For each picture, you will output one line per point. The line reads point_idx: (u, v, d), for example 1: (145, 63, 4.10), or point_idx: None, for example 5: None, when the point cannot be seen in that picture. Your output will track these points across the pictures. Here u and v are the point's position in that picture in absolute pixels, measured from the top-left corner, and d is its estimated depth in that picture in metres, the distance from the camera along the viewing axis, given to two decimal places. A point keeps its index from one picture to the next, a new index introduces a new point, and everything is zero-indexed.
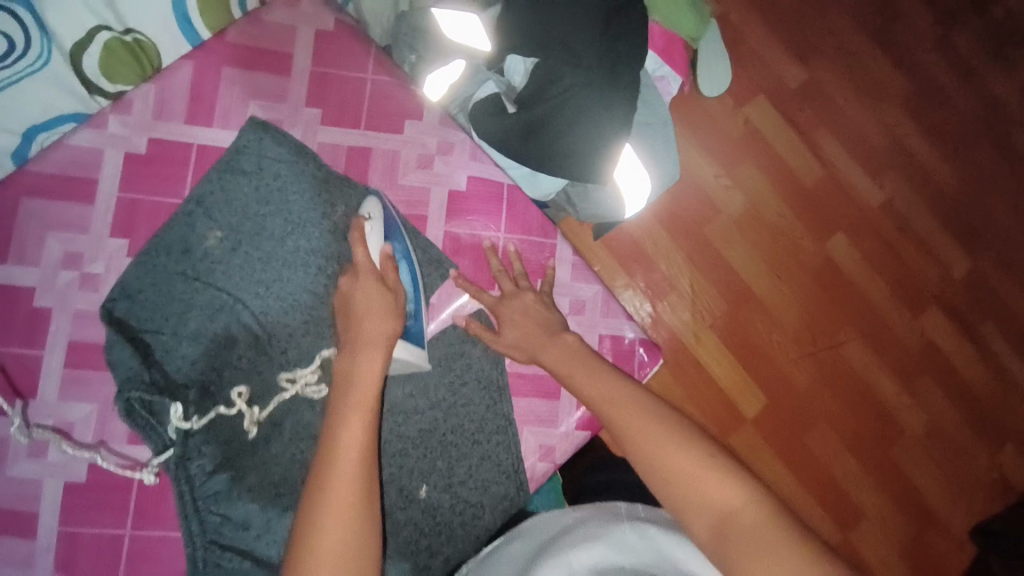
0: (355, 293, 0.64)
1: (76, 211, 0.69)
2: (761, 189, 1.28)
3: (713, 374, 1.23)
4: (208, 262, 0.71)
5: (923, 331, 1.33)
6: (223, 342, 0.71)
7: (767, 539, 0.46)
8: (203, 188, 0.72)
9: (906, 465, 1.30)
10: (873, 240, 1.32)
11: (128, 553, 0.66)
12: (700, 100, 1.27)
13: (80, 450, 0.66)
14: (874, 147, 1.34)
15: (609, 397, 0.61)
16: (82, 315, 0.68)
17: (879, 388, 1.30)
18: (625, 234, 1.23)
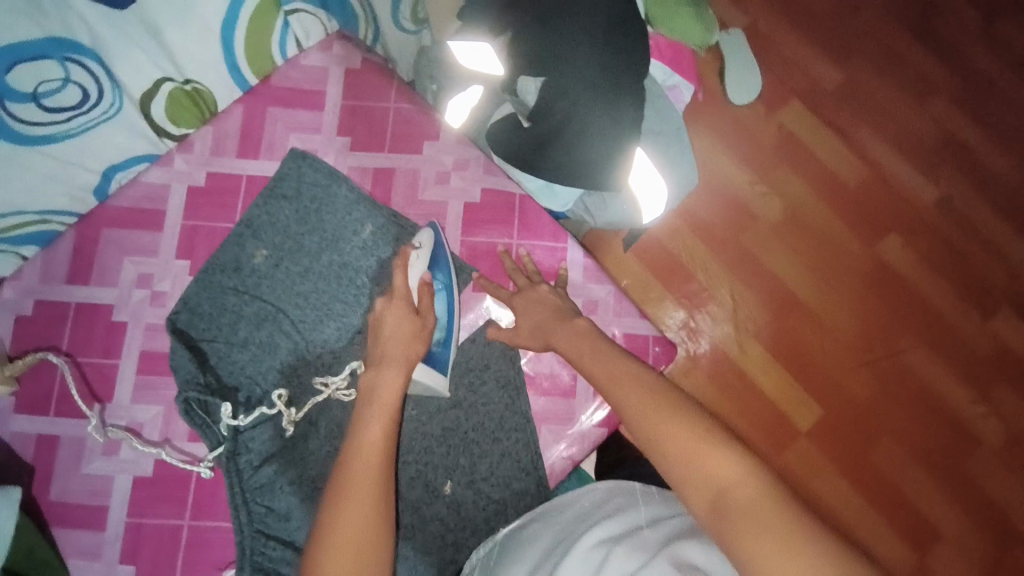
0: (386, 319, 0.69)
1: (147, 238, 0.80)
2: (799, 193, 1.26)
3: (759, 383, 1.19)
4: (255, 277, 0.80)
5: (994, 333, 1.24)
6: (267, 349, 0.78)
7: (763, 511, 0.47)
8: (252, 213, 0.81)
9: (984, 479, 1.19)
10: (928, 239, 1.26)
11: (185, 542, 0.74)
12: (731, 108, 1.27)
13: (150, 445, 0.75)
14: (923, 143, 1.29)
15: (615, 379, 0.63)
16: (151, 328, 0.78)
17: (948, 394, 1.21)
18: (656, 242, 1.23)
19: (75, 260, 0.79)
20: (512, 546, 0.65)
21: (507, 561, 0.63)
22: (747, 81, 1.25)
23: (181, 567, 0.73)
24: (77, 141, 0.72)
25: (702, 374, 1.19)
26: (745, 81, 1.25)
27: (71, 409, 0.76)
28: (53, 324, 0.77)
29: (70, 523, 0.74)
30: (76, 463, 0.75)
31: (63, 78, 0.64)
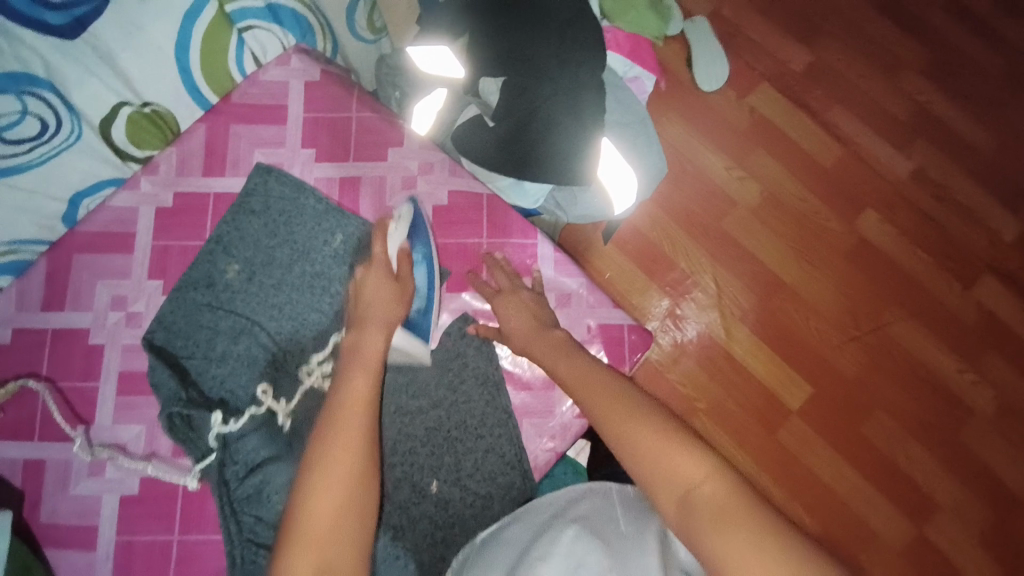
0: (367, 283, 0.71)
1: (119, 261, 0.81)
2: (776, 175, 1.27)
3: (748, 365, 1.20)
4: (230, 292, 0.81)
5: (978, 301, 1.25)
6: (246, 362, 0.79)
7: (727, 507, 0.49)
8: (223, 229, 0.82)
9: (978, 446, 1.20)
10: (907, 212, 1.28)
11: (176, 558, 0.74)
12: (702, 96, 1.29)
13: (136, 461, 0.76)
14: (895, 117, 1.30)
15: (584, 384, 0.65)
16: (129, 348, 0.79)
17: (934, 363, 1.23)
18: (637, 233, 1.25)
19: (48, 288, 0.80)
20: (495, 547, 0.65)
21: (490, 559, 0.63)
22: (715, 70, 1.27)
23: None
24: (38, 171, 0.72)
25: (690, 360, 1.20)
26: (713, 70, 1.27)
27: (54, 433, 0.77)
28: (33, 351, 0.78)
29: (60, 546, 0.75)
30: (63, 486, 0.76)
31: (22, 111, 0.65)
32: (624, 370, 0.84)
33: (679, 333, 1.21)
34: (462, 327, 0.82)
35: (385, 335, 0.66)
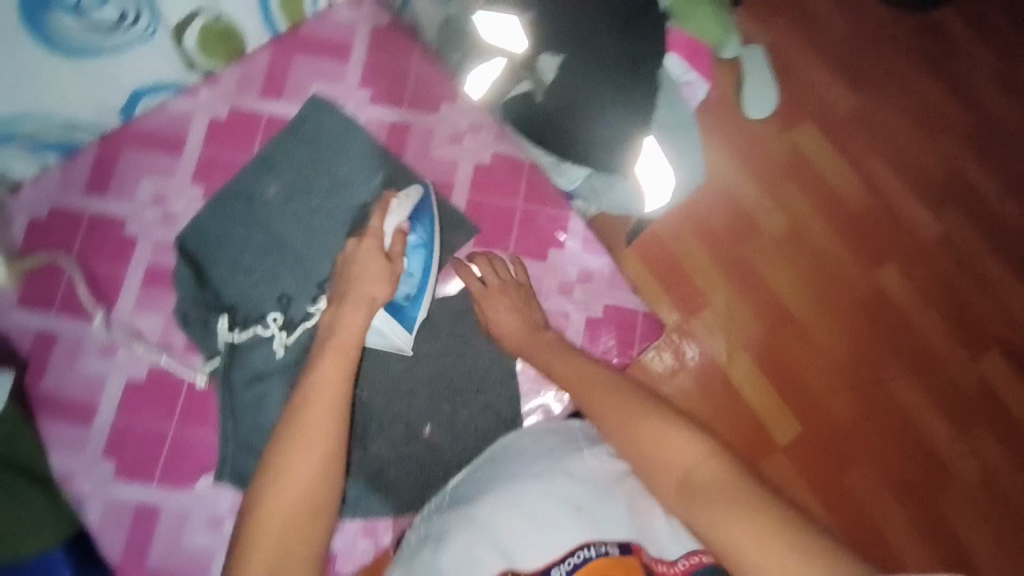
0: (357, 257, 0.69)
1: (166, 160, 0.83)
2: (803, 212, 1.25)
3: (743, 391, 1.15)
4: (265, 208, 0.83)
5: (981, 373, 1.20)
6: (269, 276, 0.81)
7: (726, 486, 0.51)
8: (270, 148, 0.84)
9: (958, 523, 1.12)
10: (926, 271, 1.24)
11: (170, 446, 0.77)
12: (745, 123, 1.27)
13: (154, 349, 0.79)
14: (929, 178, 1.28)
15: (579, 377, 0.67)
16: (159, 245, 0.82)
17: (926, 424, 1.17)
18: (657, 242, 1.21)
19: (93, 172, 0.82)
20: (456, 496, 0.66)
21: (454, 504, 0.64)
22: (761, 95, 1.24)
23: (161, 470, 0.76)
24: (105, 61, 0.73)
25: (688, 376, 1.15)
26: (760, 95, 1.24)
27: (72, 311, 0.79)
28: (65, 231, 0.81)
29: (57, 417, 0.77)
30: (71, 363, 0.78)
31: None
32: (632, 355, 0.85)
33: (680, 353, 1.16)
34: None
35: (365, 314, 0.64)
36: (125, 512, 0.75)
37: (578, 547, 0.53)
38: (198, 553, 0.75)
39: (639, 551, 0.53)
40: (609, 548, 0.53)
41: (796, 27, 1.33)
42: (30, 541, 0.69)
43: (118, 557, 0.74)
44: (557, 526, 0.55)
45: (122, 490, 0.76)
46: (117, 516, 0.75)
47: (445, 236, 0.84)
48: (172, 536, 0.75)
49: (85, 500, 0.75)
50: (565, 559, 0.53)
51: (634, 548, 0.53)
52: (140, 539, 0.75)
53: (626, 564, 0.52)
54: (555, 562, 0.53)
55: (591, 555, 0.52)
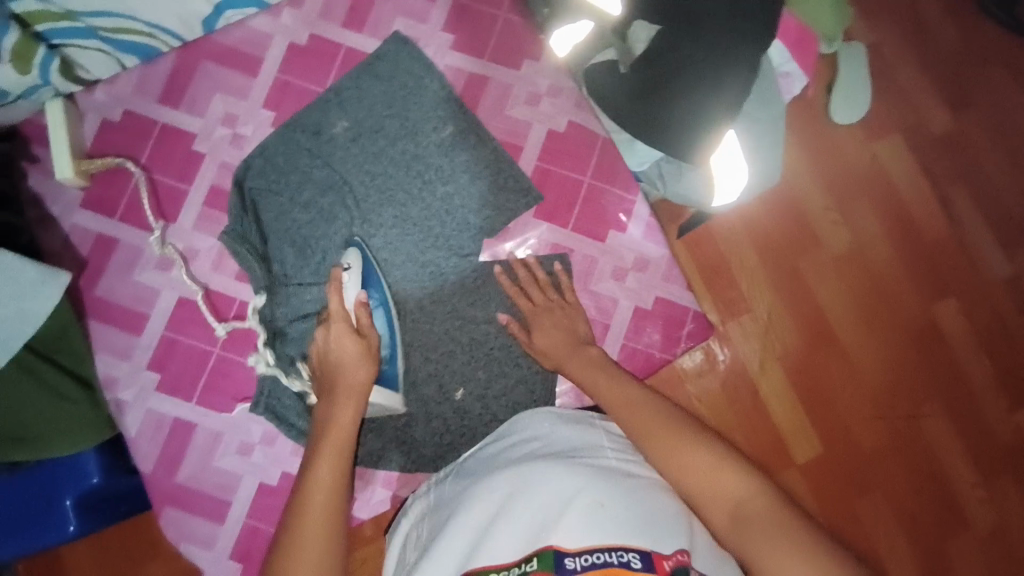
0: (331, 347, 0.69)
1: (241, 81, 0.83)
2: (872, 232, 1.10)
3: (770, 408, 1.06)
4: (332, 145, 0.82)
5: (1018, 426, 1.09)
6: (326, 216, 0.81)
7: (780, 524, 0.51)
8: (344, 83, 0.82)
9: (965, 570, 1.05)
10: (989, 317, 1.11)
11: (211, 368, 0.80)
12: (828, 126, 1.11)
13: (194, 281, 0.80)
14: (1015, 219, 1.12)
15: (622, 403, 0.63)
16: (225, 166, 0.82)
17: (950, 466, 1.07)
18: (711, 239, 1.08)
19: (168, 83, 0.82)
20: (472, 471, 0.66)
21: (470, 482, 0.63)
22: (851, 100, 1.09)
23: (201, 388, 0.80)
24: None
25: (714, 379, 1.06)
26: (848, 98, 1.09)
27: (135, 219, 0.81)
28: (136, 138, 0.82)
29: (109, 319, 0.80)
30: (128, 269, 0.81)
31: None
32: (675, 352, 0.83)
33: (711, 355, 1.06)
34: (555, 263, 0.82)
35: (355, 402, 0.66)
36: (161, 425, 0.79)
37: (603, 548, 0.51)
38: (225, 475, 0.79)
39: (660, 564, 0.50)
40: (631, 559, 0.50)
41: (904, 21, 1.14)
42: (60, 444, 0.71)
43: (151, 466, 0.79)
44: (583, 520, 0.53)
45: (160, 404, 0.79)
46: (153, 428, 0.79)
47: (507, 202, 0.82)
48: (203, 456, 0.79)
49: (124, 407, 0.79)
50: (586, 553, 0.51)
51: (656, 561, 0.50)
52: (173, 452, 0.79)
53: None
54: (579, 552, 0.51)
55: (613, 561, 0.50)
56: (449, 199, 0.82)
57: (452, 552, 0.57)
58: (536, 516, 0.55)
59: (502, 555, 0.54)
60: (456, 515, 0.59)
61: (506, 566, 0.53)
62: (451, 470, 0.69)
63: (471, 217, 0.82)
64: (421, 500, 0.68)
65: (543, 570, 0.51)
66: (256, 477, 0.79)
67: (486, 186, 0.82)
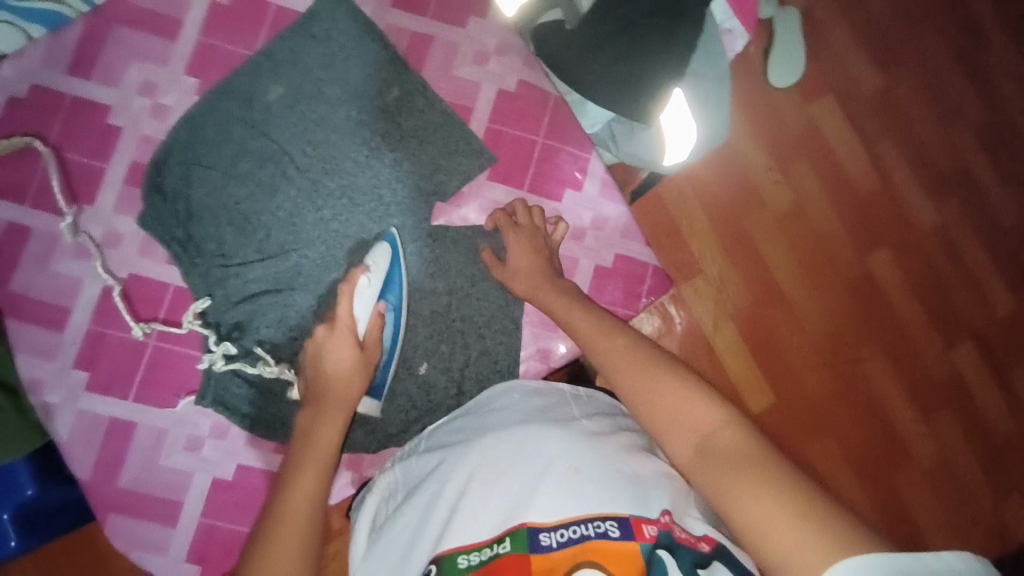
0: (330, 351, 0.67)
1: (159, 45, 0.76)
2: (812, 190, 1.14)
3: (726, 363, 1.08)
4: (266, 113, 0.76)
5: (953, 364, 1.16)
6: (266, 189, 0.76)
7: (743, 454, 0.49)
8: (275, 45, 0.77)
9: (911, 500, 1.12)
10: (920, 263, 1.17)
11: (149, 361, 0.74)
12: (768, 90, 1.13)
13: (109, 275, 0.73)
14: (940, 171, 1.19)
15: (602, 341, 0.63)
16: (146, 140, 0.75)
17: (892, 405, 1.14)
18: (661, 201, 1.09)
19: (75, 52, 0.74)
20: (439, 443, 0.64)
21: (437, 458, 0.61)
22: (786, 60, 1.11)
23: (139, 383, 0.73)
24: None
25: (672, 339, 1.07)
26: (784, 59, 1.11)
27: (48, 204, 0.73)
28: (41, 114, 0.73)
29: (26, 318, 0.72)
30: (44, 259, 0.73)
31: None
32: (637, 308, 0.83)
33: (666, 317, 1.07)
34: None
35: (344, 417, 0.64)
36: (97, 427, 0.73)
37: (580, 519, 0.49)
38: (175, 475, 0.74)
39: (640, 529, 0.48)
40: (609, 528, 0.48)
41: None
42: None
43: (88, 472, 0.72)
44: (560, 493, 0.51)
45: (93, 405, 0.73)
46: (87, 432, 0.72)
47: (458, 164, 0.79)
48: (147, 456, 0.73)
49: (53, 411, 0.72)
50: (562, 528, 0.49)
51: (635, 526, 0.48)
52: (113, 454, 0.73)
53: (627, 550, 0.47)
54: (553, 527, 0.49)
55: (589, 533, 0.48)
56: (398, 166, 0.78)
57: (423, 530, 0.54)
58: (509, 493, 0.53)
59: (472, 535, 0.51)
60: (424, 497, 0.56)
61: (475, 548, 0.50)
62: (419, 439, 0.67)
63: (422, 183, 0.79)
64: (388, 475, 0.64)
65: (517, 551, 0.49)
66: (209, 474, 0.74)
67: (436, 150, 0.79)
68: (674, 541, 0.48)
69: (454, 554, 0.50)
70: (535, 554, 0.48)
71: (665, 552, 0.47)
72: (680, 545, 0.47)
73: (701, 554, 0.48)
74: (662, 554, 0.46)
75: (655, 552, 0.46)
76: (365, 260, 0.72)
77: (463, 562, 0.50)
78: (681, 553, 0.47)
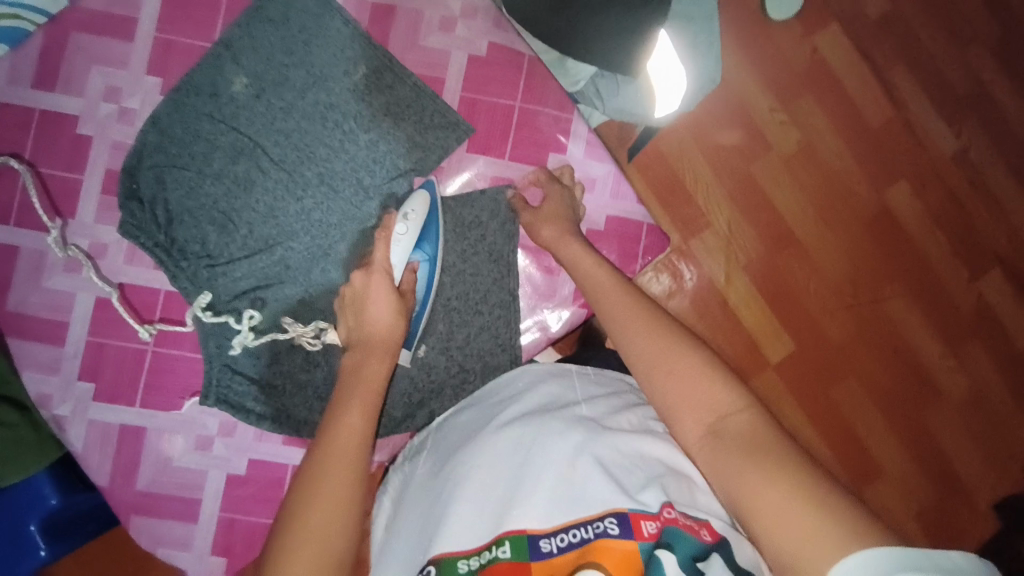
0: (368, 295, 0.65)
1: (118, 48, 0.74)
2: (820, 127, 1.08)
3: (741, 317, 1.05)
4: (233, 106, 0.74)
5: (981, 294, 1.11)
6: (242, 185, 0.74)
7: (758, 437, 0.48)
8: (232, 33, 0.74)
9: (941, 437, 1.10)
10: (939, 192, 1.11)
11: (149, 367, 0.74)
12: (765, 25, 1.06)
13: (105, 282, 0.73)
14: (957, 92, 1.11)
15: (622, 313, 0.60)
16: (117, 146, 0.74)
17: (918, 344, 1.09)
18: (660, 155, 1.04)
19: (38, 63, 0.73)
20: (446, 432, 0.62)
21: (440, 452, 0.59)
22: None
23: (143, 389, 0.74)
24: None
25: (684, 298, 1.05)
26: None
27: (31, 220, 0.73)
28: (12, 131, 0.73)
29: (30, 336, 0.73)
30: (36, 277, 0.73)
31: None
32: (634, 269, 0.81)
33: (677, 275, 1.05)
34: (502, 197, 0.78)
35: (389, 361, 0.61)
36: (108, 435, 0.74)
37: (577, 523, 0.46)
38: (189, 474, 0.75)
39: (636, 523, 0.45)
40: (608, 526, 0.45)
41: None
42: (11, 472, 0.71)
43: (107, 479, 0.74)
44: (556, 491, 0.48)
45: (102, 414, 0.74)
46: (100, 440, 0.74)
47: (436, 139, 0.77)
48: (160, 459, 0.75)
49: (65, 423, 0.74)
50: (561, 532, 0.46)
51: (634, 522, 0.45)
52: (127, 460, 0.74)
53: (625, 550, 0.44)
54: (551, 532, 0.47)
55: (589, 536, 0.45)
56: (374, 146, 0.76)
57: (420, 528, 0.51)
58: (504, 492, 0.50)
59: (466, 541, 0.48)
60: (424, 495, 0.54)
61: (473, 553, 0.47)
62: (428, 432, 0.66)
63: (400, 162, 0.76)
64: (399, 474, 0.62)
65: (516, 558, 0.46)
66: (222, 470, 0.75)
67: (411, 128, 0.76)
68: (676, 536, 0.44)
69: (453, 557, 0.47)
70: (535, 562, 0.46)
71: (664, 551, 0.43)
72: (683, 537, 0.44)
73: (701, 545, 0.44)
74: (662, 555, 0.43)
75: (655, 551, 0.43)
76: (403, 208, 0.71)
77: (464, 566, 0.47)
78: (681, 546, 0.43)
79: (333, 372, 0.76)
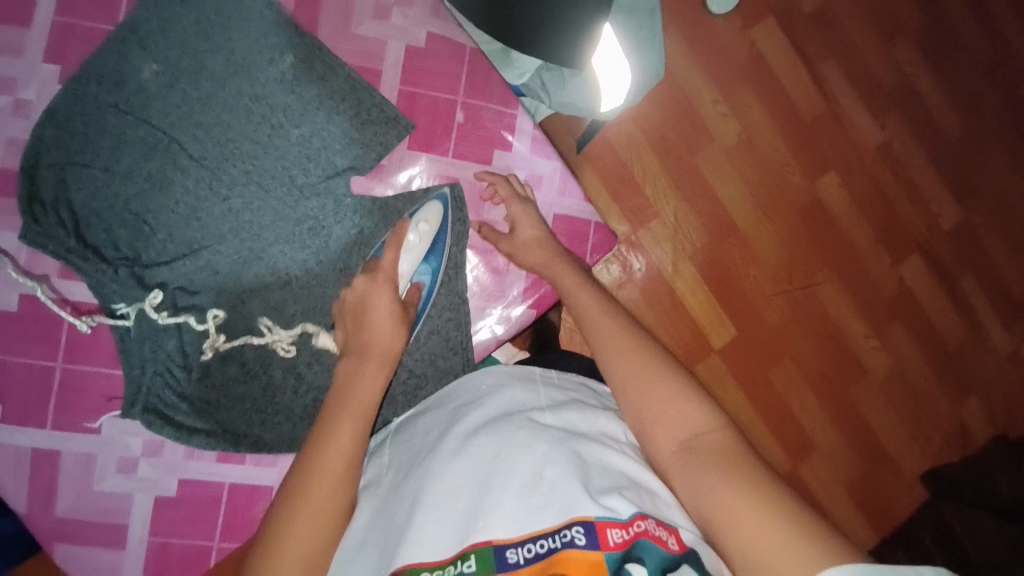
0: (371, 302, 0.64)
1: (13, 35, 0.67)
2: (758, 119, 1.11)
3: (687, 306, 1.08)
4: (142, 97, 0.68)
5: (901, 278, 1.19)
6: (159, 185, 0.69)
7: (731, 454, 0.48)
8: (139, 16, 0.68)
9: (868, 412, 1.17)
10: (865, 181, 1.17)
11: (60, 385, 0.68)
12: (706, 19, 1.08)
13: (29, 279, 0.67)
14: (882, 86, 1.17)
15: (602, 326, 0.60)
16: (15, 142, 0.67)
17: (847, 327, 1.16)
18: (608, 147, 1.04)
19: None
20: (406, 439, 0.59)
21: (402, 462, 0.56)
22: None
23: (54, 411, 0.68)
24: None
25: (634, 288, 1.06)
26: None
27: None
28: None
29: None
30: None
31: None
32: None
33: (627, 266, 1.06)
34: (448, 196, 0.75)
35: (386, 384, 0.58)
36: (22, 460, 0.68)
37: (544, 533, 0.45)
38: (113, 498, 0.69)
39: (603, 534, 0.44)
40: (575, 536, 0.44)
41: None
42: None
43: (24, 505, 0.68)
44: (520, 503, 0.47)
45: (13, 437, 0.67)
46: (12, 465, 0.67)
47: (374, 135, 0.73)
48: (79, 483, 0.69)
49: None
50: (528, 542, 0.45)
51: (600, 532, 0.44)
52: (45, 486, 0.68)
53: (593, 561, 0.43)
54: (518, 541, 0.45)
55: (555, 546, 0.44)
56: (306, 142, 0.72)
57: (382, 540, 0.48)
58: (469, 504, 0.48)
59: (431, 551, 0.45)
60: (385, 509, 0.51)
61: (439, 565, 0.45)
62: (383, 440, 0.63)
63: (336, 159, 0.73)
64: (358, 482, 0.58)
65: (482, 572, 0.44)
66: (150, 493, 0.70)
67: (346, 122, 0.72)
68: (646, 549, 0.43)
69: (418, 567, 0.45)
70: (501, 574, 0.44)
71: (635, 564, 0.42)
72: (652, 548, 0.43)
73: (670, 556, 0.43)
74: (631, 568, 0.42)
75: (623, 562, 0.43)
76: (415, 215, 0.72)
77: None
78: (651, 556, 0.43)
79: (272, 383, 0.72)
